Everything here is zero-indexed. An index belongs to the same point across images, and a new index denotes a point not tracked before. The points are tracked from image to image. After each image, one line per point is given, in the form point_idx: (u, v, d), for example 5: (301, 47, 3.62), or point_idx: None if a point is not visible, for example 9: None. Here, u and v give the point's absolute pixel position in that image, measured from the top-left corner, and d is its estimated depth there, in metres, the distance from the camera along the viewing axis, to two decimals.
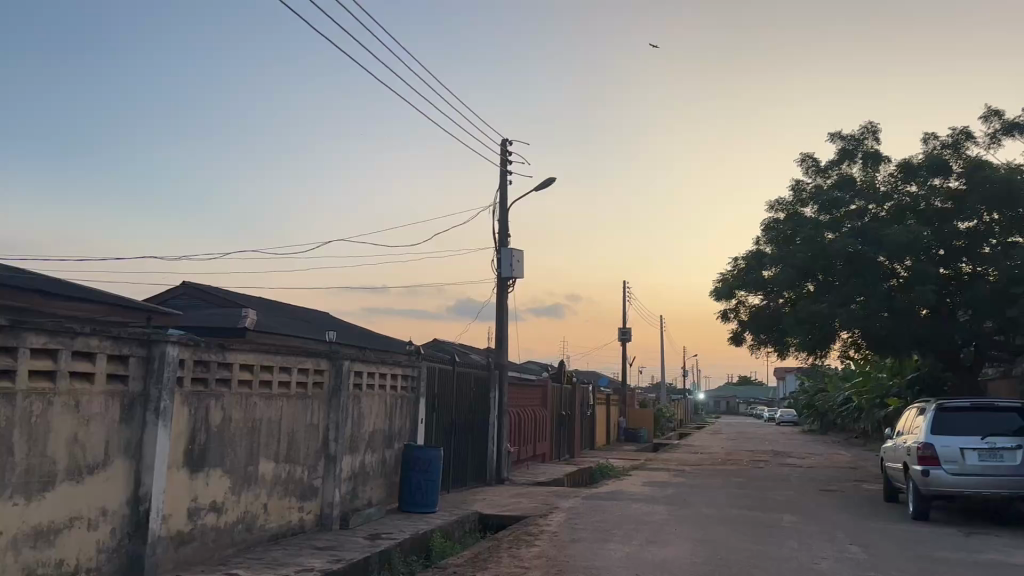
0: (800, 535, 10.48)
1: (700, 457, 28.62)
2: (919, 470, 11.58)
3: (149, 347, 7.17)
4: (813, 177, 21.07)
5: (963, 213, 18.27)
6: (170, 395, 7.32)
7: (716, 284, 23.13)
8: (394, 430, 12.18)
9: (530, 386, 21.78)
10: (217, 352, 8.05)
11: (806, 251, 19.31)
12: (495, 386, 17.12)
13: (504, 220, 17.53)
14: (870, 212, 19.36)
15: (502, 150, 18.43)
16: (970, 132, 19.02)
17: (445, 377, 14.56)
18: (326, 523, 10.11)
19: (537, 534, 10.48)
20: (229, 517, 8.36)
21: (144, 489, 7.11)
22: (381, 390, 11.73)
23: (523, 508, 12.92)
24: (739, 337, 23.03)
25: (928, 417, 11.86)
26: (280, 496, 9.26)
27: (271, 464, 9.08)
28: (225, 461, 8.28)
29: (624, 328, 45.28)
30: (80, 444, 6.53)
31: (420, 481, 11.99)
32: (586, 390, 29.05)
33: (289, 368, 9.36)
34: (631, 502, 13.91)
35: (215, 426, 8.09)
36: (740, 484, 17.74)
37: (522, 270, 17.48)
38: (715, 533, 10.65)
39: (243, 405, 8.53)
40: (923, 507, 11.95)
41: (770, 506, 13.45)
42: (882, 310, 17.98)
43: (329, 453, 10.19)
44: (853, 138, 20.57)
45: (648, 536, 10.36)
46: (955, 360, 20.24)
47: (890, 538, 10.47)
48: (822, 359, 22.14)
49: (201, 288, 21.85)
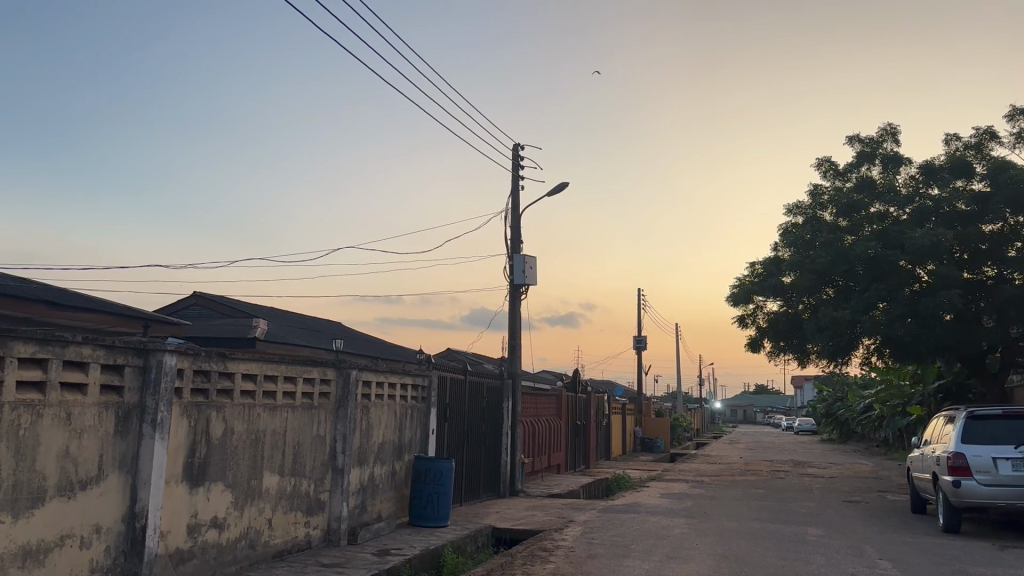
0: (826, 550, 10.07)
1: (718, 467, 28.15)
2: (949, 481, 11.12)
3: (145, 356, 6.91)
4: (832, 181, 20.66)
5: (987, 216, 17.78)
6: (168, 406, 7.03)
7: (733, 290, 22.70)
8: (404, 441, 11.86)
9: (544, 396, 21.41)
10: (218, 362, 7.76)
11: (825, 255, 18.86)
12: (508, 395, 16.76)
13: (516, 226, 17.21)
14: (891, 215, 18.83)
15: (514, 155, 18.13)
16: (994, 131, 18.54)
17: (456, 387, 14.23)
18: (333, 539, 9.78)
19: (552, 549, 10.12)
20: (232, 533, 8.05)
21: (140, 505, 6.81)
22: (391, 400, 11.41)
23: (538, 522, 12.54)
24: (757, 344, 22.58)
25: (958, 425, 11.38)
26: (286, 511, 8.95)
27: (276, 477, 8.76)
28: (227, 475, 7.98)
29: (640, 337, 44.79)
30: (73, 458, 6.25)
31: (430, 494, 11.61)
32: (602, 399, 28.66)
33: (294, 378, 9.06)
34: (649, 514, 13.51)
35: (217, 438, 7.80)
36: (761, 496, 17.26)
37: (535, 277, 17.14)
38: (738, 547, 10.25)
39: (247, 417, 8.24)
40: (954, 518, 11.47)
41: (794, 519, 13.00)
42: (905, 315, 17.44)
43: (337, 465, 9.87)
44: (871, 140, 20.14)
45: (667, 551, 9.96)
46: (981, 367, 19.66)
47: (920, 552, 10.03)
48: (842, 366, 21.62)
49: (211, 297, 21.68)
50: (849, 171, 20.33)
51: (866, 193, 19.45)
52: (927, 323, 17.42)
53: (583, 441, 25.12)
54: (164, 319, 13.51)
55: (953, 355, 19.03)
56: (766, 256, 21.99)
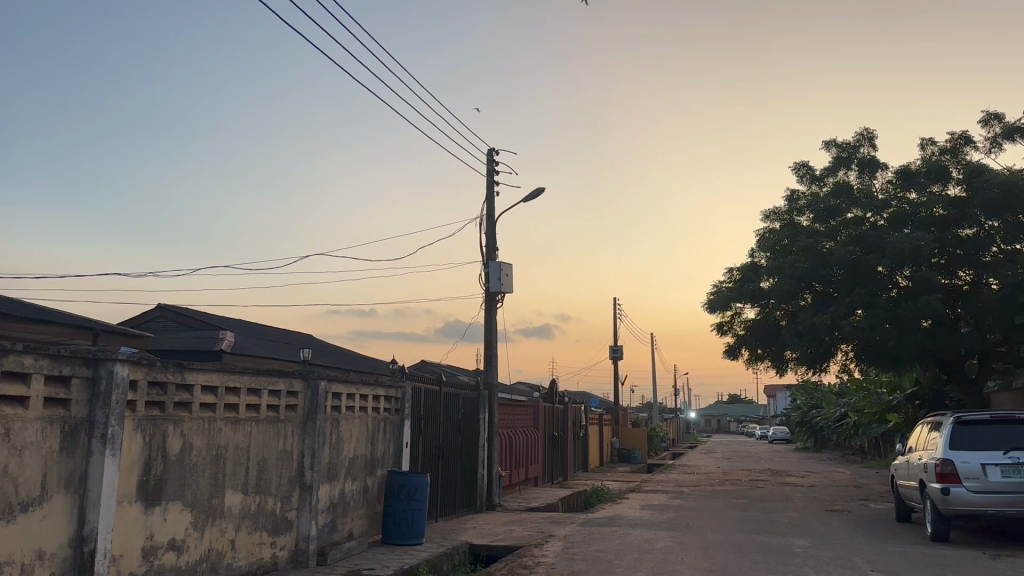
0: (815, 562, 9.73)
1: (696, 477, 27.89)
2: (938, 488, 10.86)
3: (95, 366, 6.39)
4: (808, 186, 20.56)
5: (964, 220, 17.69)
6: (119, 420, 6.51)
7: (710, 297, 22.47)
8: (376, 456, 11.36)
9: (520, 406, 20.98)
10: (175, 373, 7.26)
11: (804, 261, 18.71)
12: (484, 407, 16.32)
13: (491, 233, 16.83)
14: (868, 220, 18.73)
15: (489, 159, 17.77)
16: (969, 136, 18.54)
17: (431, 398, 13.76)
18: (301, 560, 9.27)
19: (532, 566, 9.67)
20: (191, 556, 7.51)
21: (89, 527, 6.25)
22: (362, 413, 10.93)
23: (516, 537, 12.09)
24: (734, 351, 22.37)
25: (946, 431, 11.15)
26: (250, 531, 8.43)
27: (239, 496, 8.24)
28: (186, 494, 7.46)
29: (616, 346, 44.53)
30: (11, 478, 5.71)
31: (404, 510, 11.11)
32: (579, 409, 28.31)
33: (259, 391, 8.57)
34: (631, 527, 13.12)
35: (174, 454, 7.29)
36: (742, 506, 16.97)
37: (511, 284, 16.75)
38: (725, 561, 9.86)
39: (206, 431, 7.72)
40: (943, 527, 11.21)
41: (779, 530, 12.69)
42: (885, 321, 17.25)
43: (305, 481, 9.36)
44: (848, 145, 20.06)
45: (652, 567, 9.55)
46: (960, 373, 19.56)
47: (912, 563, 9.71)
48: (820, 374, 21.42)
49: (176, 309, 20.99)
50: (826, 176, 20.25)
51: (843, 199, 19.36)
52: (906, 329, 17.28)
53: (560, 452, 24.74)
54: (118, 331, 12.87)
55: (932, 361, 18.93)
56: (743, 262, 21.80)
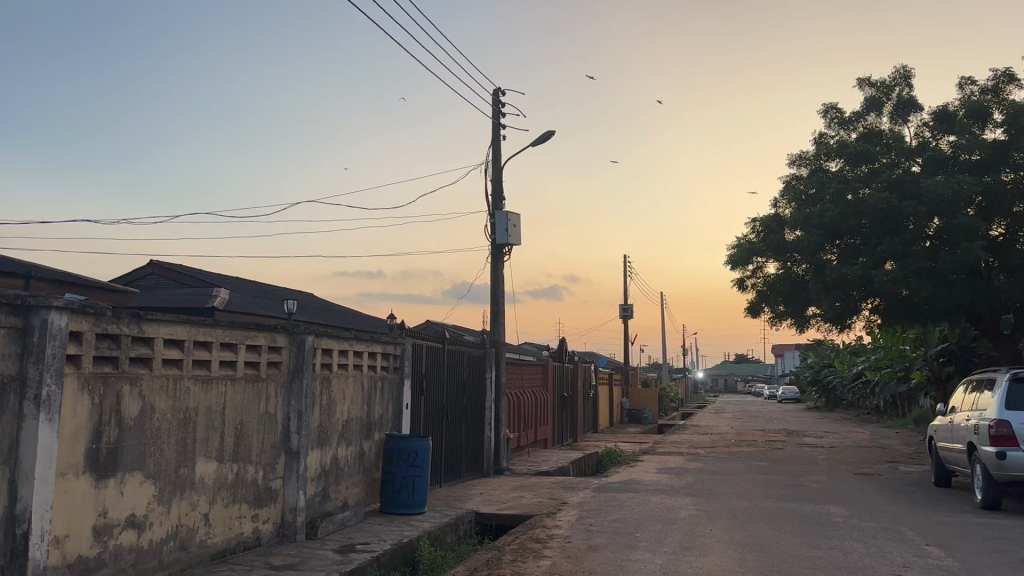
0: (861, 535, 8.68)
1: (710, 437, 27.10)
2: (992, 452, 9.84)
3: (26, 316, 5.36)
4: (837, 130, 19.21)
5: (1004, 164, 16.56)
6: (57, 378, 5.47)
7: (731, 251, 21.32)
8: (372, 418, 10.36)
9: (529, 365, 20.02)
10: (130, 324, 6.22)
11: (833, 209, 17.46)
12: (492, 365, 15.29)
13: (497, 179, 15.66)
14: (901, 166, 17.49)
15: (495, 100, 16.52)
16: (1012, 74, 17.23)
17: (434, 356, 12.72)
18: (287, 533, 8.33)
19: (545, 540, 8.65)
20: (156, 534, 6.56)
21: (21, 505, 5.25)
22: (357, 371, 9.92)
23: (527, 505, 11.12)
24: (755, 308, 21.33)
25: (1001, 390, 10.10)
26: (227, 503, 7.47)
27: (213, 464, 7.27)
28: (148, 464, 6.48)
29: (626, 305, 43.31)
30: None
31: (403, 478, 10.19)
32: (588, 369, 27.36)
33: (235, 345, 7.55)
34: (650, 494, 12.13)
35: (132, 419, 6.28)
36: (765, 469, 16.03)
37: (518, 235, 15.60)
38: (758, 533, 8.84)
39: (171, 392, 6.71)
40: (995, 494, 10.20)
41: (811, 496, 11.70)
42: (921, 271, 16.06)
43: (291, 447, 8.38)
44: (881, 85, 18.71)
45: (680, 540, 8.51)
46: (993, 328, 18.51)
47: (970, 535, 8.66)
48: (842, 331, 20.34)
49: (168, 266, 19.96)
50: (856, 120, 18.91)
51: (875, 143, 18.07)
52: (943, 282, 16.15)
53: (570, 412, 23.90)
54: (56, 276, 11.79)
55: (964, 314, 17.84)
56: (766, 213, 20.58)
